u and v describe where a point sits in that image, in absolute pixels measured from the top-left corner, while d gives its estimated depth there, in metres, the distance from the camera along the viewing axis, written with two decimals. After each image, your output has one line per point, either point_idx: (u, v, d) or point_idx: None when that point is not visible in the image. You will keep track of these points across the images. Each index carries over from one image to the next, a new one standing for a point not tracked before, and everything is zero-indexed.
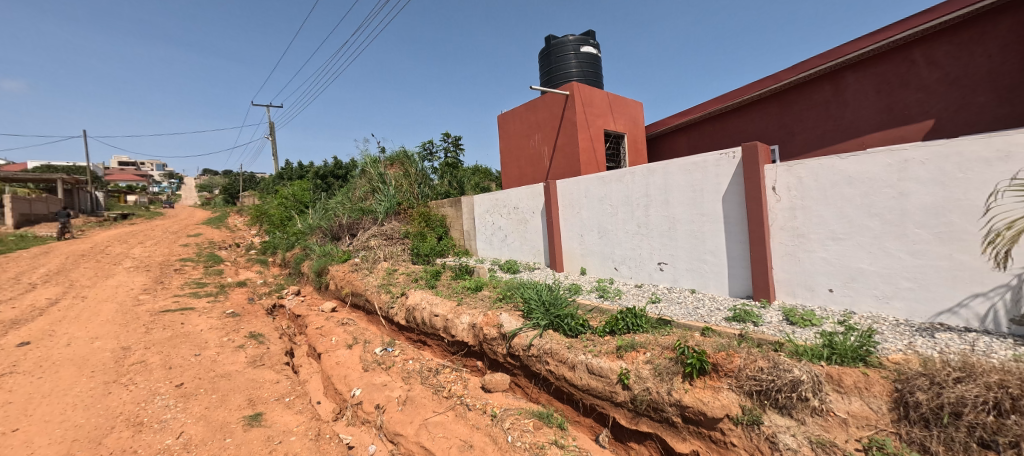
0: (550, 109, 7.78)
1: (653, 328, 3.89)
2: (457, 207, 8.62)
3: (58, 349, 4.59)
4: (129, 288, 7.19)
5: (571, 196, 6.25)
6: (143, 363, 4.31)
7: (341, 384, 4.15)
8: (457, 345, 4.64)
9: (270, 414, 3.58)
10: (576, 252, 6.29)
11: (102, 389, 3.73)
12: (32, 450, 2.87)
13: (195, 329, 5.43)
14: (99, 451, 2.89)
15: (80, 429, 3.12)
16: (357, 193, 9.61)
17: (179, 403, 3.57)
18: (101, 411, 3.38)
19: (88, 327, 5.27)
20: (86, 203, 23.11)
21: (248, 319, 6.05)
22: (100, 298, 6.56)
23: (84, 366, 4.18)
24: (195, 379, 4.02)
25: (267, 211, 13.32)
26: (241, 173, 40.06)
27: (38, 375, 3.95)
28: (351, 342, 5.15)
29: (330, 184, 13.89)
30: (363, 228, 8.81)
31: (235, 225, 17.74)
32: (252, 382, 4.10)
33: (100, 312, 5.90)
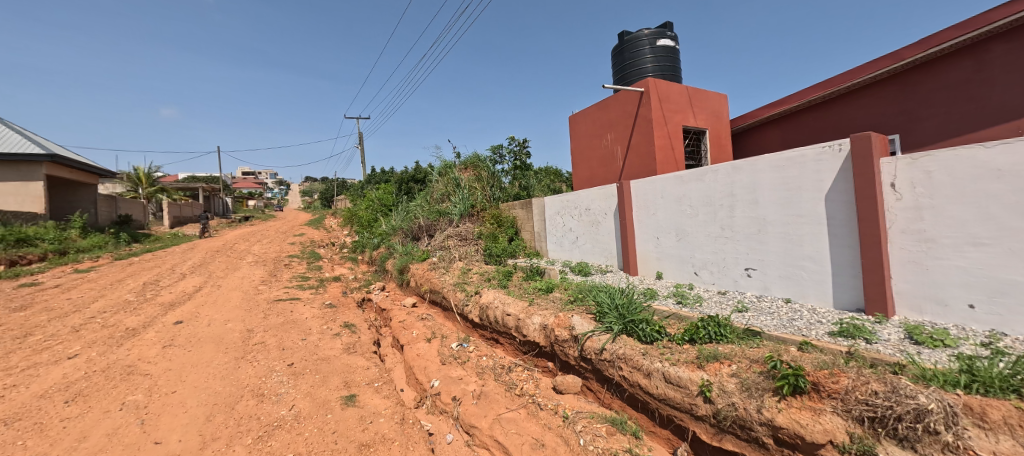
0: (623, 107, 7.55)
1: (739, 339, 3.60)
2: (528, 208, 8.72)
3: (202, 328, 5.55)
4: (251, 279, 8.46)
5: (646, 196, 6.01)
6: (263, 344, 5.05)
7: (422, 375, 4.45)
8: (529, 345, 4.72)
9: (362, 396, 3.97)
10: (651, 255, 6.04)
11: (233, 363, 4.44)
12: (187, 409, 3.51)
13: (301, 317, 6.21)
14: (233, 415, 3.45)
15: (219, 395, 3.76)
16: (434, 196, 10.22)
17: (291, 380, 4.13)
18: (233, 381, 4.04)
19: (222, 311, 6.31)
20: (218, 207, 27.65)
21: (342, 311, 6.76)
22: (230, 287, 7.80)
23: (220, 343, 5.02)
24: (302, 361, 4.60)
25: (357, 213, 14.72)
26: (336, 180, 44.89)
27: (189, 349, 4.82)
28: (429, 336, 5.49)
29: (410, 189, 14.90)
30: (440, 229, 9.32)
31: (330, 226, 19.87)
32: (346, 367, 4.58)
33: (231, 299, 7.02)
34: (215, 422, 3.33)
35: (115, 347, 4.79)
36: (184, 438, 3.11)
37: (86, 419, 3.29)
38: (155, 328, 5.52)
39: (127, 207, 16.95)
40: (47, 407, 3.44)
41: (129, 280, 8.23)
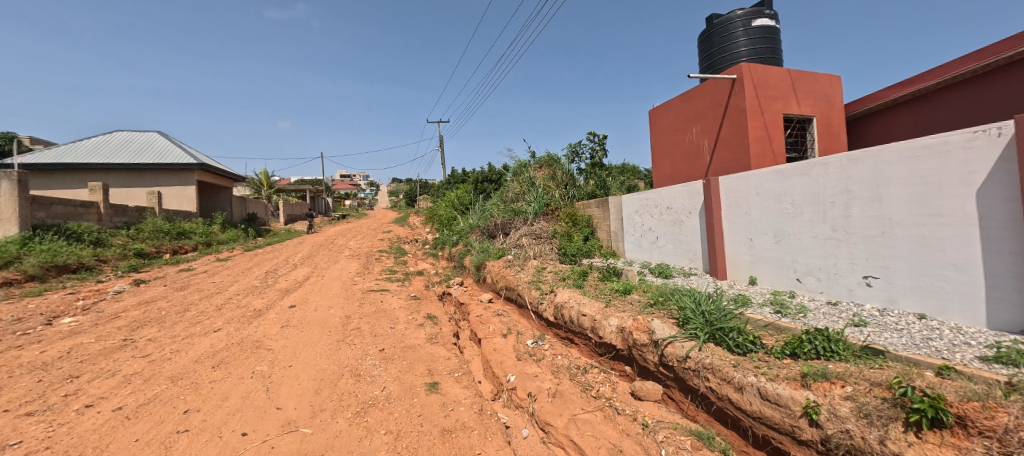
0: (712, 97, 6.98)
1: (856, 357, 3.13)
2: (604, 207, 8.47)
3: (310, 312, 6.33)
4: (348, 271, 9.44)
5: (739, 193, 5.50)
6: (359, 329, 5.60)
7: (498, 369, 4.57)
8: (605, 348, 4.59)
9: (444, 384, 4.21)
10: (743, 259, 5.51)
11: (336, 345, 5.00)
12: (300, 382, 4.03)
13: (390, 307, 6.77)
14: (336, 390, 3.88)
15: (324, 372, 4.26)
16: (510, 195, 10.44)
17: (382, 364, 4.53)
18: (336, 361, 4.55)
19: (325, 298, 7.13)
20: (321, 206, 31.25)
21: (425, 303, 7.22)
22: (332, 277, 8.79)
23: (324, 327, 5.68)
24: (392, 347, 5.02)
25: (438, 212, 15.61)
26: (419, 181, 48.10)
27: (301, 330, 5.54)
28: (505, 332, 5.63)
29: (486, 188, 15.39)
30: (515, 227, 9.48)
31: (414, 224, 21.33)
32: (429, 356, 4.89)
33: (332, 288, 7.91)
34: (321, 395, 3.78)
35: (245, 324, 5.68)
36: (298, 406, 3.56)
37: (227, 382, 3.94)
38: (275, 310, 6.43)
39: (253, 207, 19.94)
40: (200, 370, 4.19)
41: (255, 268, 9.70)
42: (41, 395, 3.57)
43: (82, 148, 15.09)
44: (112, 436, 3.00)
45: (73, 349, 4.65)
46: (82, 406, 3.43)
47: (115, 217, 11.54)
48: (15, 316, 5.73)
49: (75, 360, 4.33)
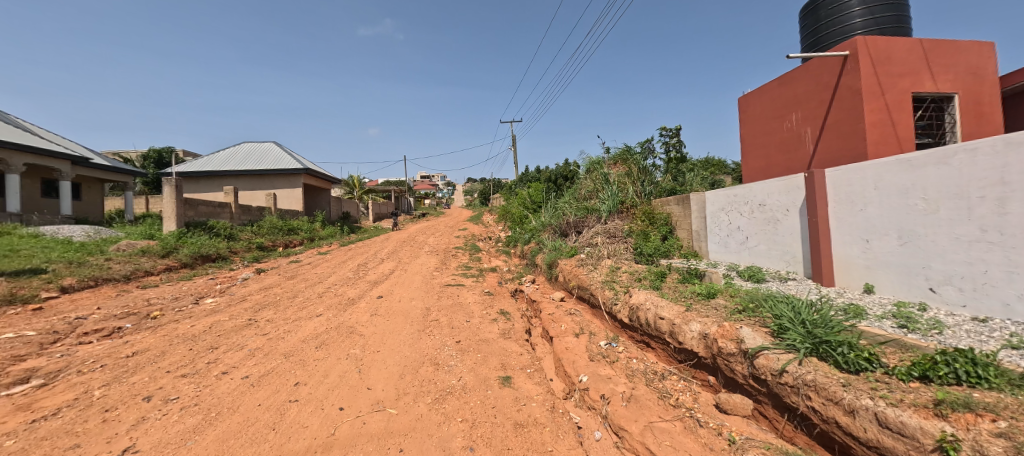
0: (817, 78, 6.16)
1: (1014, 387, 2.56)
2: (685, 205, 7.92)
3: (395, 303, 6.88)
4: (428, 266, 10.06)
5: (851, 187, 4.79)
6: (437, 321, 5.95)
7: (570, 368, 4.53)
8: (685, 354, 4.30)
9: (517, 379, 4.30)
10: (856, 263, 4.79)
11: (417, 334, 5.37)
12: (387, 366, 4.40)
13: (465, 301, 7.08)
14: (418, 377, 4.16)
15: (408, 358, 4.61)
16: (583, 193, 10.27)
17: (459, 355, 4.76)
18: (417, 349, 4.89)
19: (408, 291, 7.68)
20: (404, 205, 33.63)
21: (498, 299, 7.41)
22: (413, 272, 9.43)
23: (407, 317, 6.13)
24: (467, 340, 5.25)
25: (510, 210, 15.90)
26: (492, 180, 49.51)
27: (387, 319, 6.03)
28: (578, 331, 5.56)
29: (559, 186, 15.30)
30: (588, 225, 9.31)
31: (488, 222, 21.97)
32: (502, 350, 5.02)
33: (414, 281, 8.49)
34: (405, 380, 4.08)
35: (341, 311, 6.35)
36: (386, 388, 3.90)
37: (328, 361, 4.45)
38: (366, 300, 7.09)
39: (347, 206, 22.14)
40: (306, 349, 4.78)
41: (349, 262, 10.77)
42: (192, 361, 4.37)
43: (219, 158, 18.05)
44: (242, 399, 3.56)
45: (214, 325, 5.60)
46: (220, 372, 4.12)
47: (242, 215, 13.63)
48: (174, 296, 7.07)
49: (215, 334, 5.22)
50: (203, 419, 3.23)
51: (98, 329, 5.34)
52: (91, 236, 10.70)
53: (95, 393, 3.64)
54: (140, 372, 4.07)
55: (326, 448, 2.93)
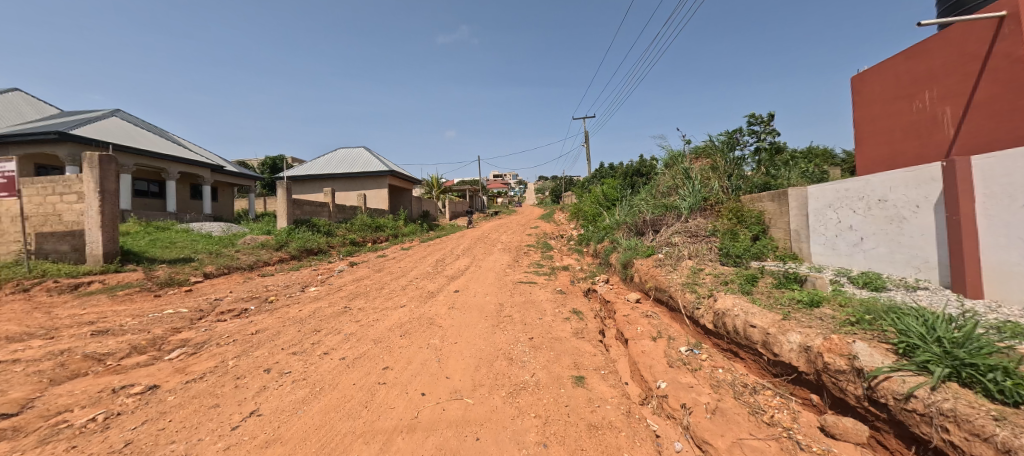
0: (960, 47, 5.13)
1: None
2: (781, 201, 7.08)
3: (470, 298, 7.16)
4: (501, 263, 10.31)
5: (1012, 178, 3.91)
6: (510, 317, 6.07)
7: (647, 373, 4.32)
8: (782, 368, 3.86)
9: (590, 380, 4.22)
10: (1017, 272, 3.91)
11: (492, 329, 5.54)
12: (464, 357, 4.60)
13: (538, 299, 7.14)
14: (492, 370, 4.29)
15: (483, 351, 4.77)
16: (661, 189, 9.75)
17: (532, 351, 4.81)
18: (492, 343, 5.04)
19: (482, 286, 7.95)
20: (478, 204, 34.83)
21: (570, 298, 7.34)
22: (487, 268, 9.74)
23: (482, 311, 6.34)
24: (540, 337, 5.29)
25: (583, 208, 15.64)
26: (564, 178, 49.19)
27: (463, 312, 6.31)
28: (655, 335, 5.29)
29: (634, 182, 14.69)
30: (666, 223, 8.81)
31: (560, 220, 21.82)
32: (575, 350, 4.96)
33: (488, 277, 8.77)
34: (480, 372, 4.23)
35: (422, 304, 6.78)
36: (463, 378, 4.08)
37: (411, 349, 4.79)
38: (443, 293, 7.48)
39: (426, 205, 23.55)
40: (392, 336, 5.19)
41: (429, 257, 11.46)
42: (300, 341, 4.99)
43: (320, 162, 20.33)
44: (340, 378, 3.98)
45: (316, 311, 6.34)
46: (322, 353, 4.64)
47: (338, 213, 15.21)
48: (286, 284, 8.13)
49: (317, 319, 5.90)
50: (309, 392, 3.67)
51: (230, 310, 6.34)
52: (225, 231, 12.73)
53: (228, 363, 4.33)
54: (261, 348, 4.76)
55: (411, 429, 3.14)
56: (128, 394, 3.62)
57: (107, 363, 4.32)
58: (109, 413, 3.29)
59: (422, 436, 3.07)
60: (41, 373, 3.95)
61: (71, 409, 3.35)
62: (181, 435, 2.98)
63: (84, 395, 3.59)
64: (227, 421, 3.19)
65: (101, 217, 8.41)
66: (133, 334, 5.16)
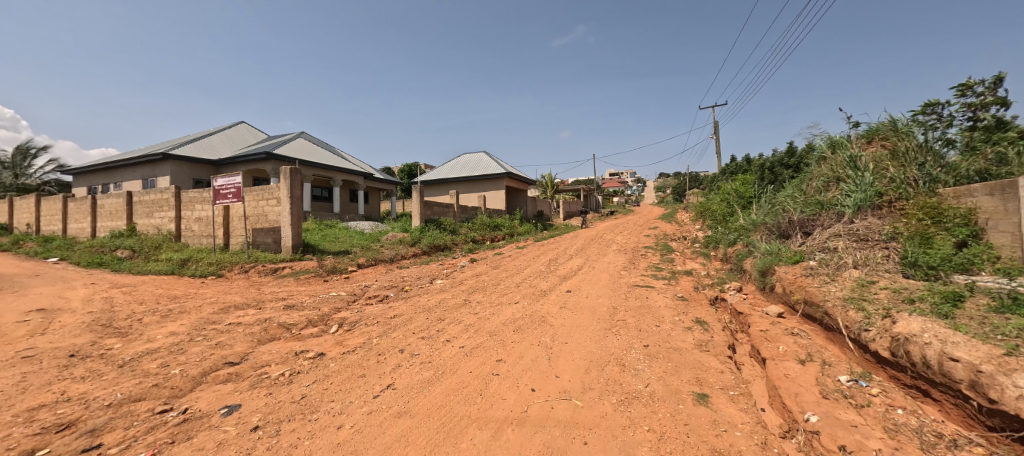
0: None
1: None
2: (1011, 195, 5.21)
3: (582, 299, 7.08)
4: (616, 265, 9.96)
5: None
6: (624, 321, 5.81)
7: (791, 401, 3.66)
8: (1003, 420, 2.87)
9: (715, 399, 3.76)
10: None
11: (604, 332, 5.38)
12: (574, 358, 4.57)
13: (655, 304, 6.67)
14: (603, 374, 4.16)
15: (593, 355, 4.66)
16: (816, 184, 8.18)
17: (647, 360, 4.52)
18: (604, 347, 4.89)
19: (595, 288, 7.79)
20: (592, 203, 34.34)
21: (694, 306, 6.66)
22: (601, 269, 9.51)
23: (594, 313, 6.21)
24: (656, 345, 4.93)
25: (710, 207, 14.13)
26: (688, 174, 45.52)
27: (575, 313, 6.26)
28: (803, 358, 4.46)
29: (777, 176, 12.66)
30: (820, 224, 7.37)
31: (683, 220, 20.09)
32: (698, 364, 4.49)
33: (601, 279, 8.55)
34: (591, 375, 4.14)
35: (535, 301, 6.96)
36: (572, 379, 4.05)
37: (523, 345, 4.95)
38: (556, 293, 7.55)
39: (541, 204, 24.11)
40: (506, 331, 5.44)
41: (542, 256, 11.68)
42: (427, 328, 5.58)
43: (447, 167, 22.43)
44: (459, 364, 4.34)
45: (442, 301, 7.02)
46: (445, 340, 5.12)
47: (462, 214, 16.59)
48: (418, 276, 9.20)
49: (442, 309, 6.52)
50: (433, 375, 4.08)
51: (375, 296, 7.46)
52: (373, 229, 15.01)
53: (373, 341, 5.10)
54: (397, 331, 5.48)
55: (520, 422, 3.25)
56: (304, 357, 4.54)
57: (292, 331, 5.50)
58: (292, 371, 4.18)
59: (530, 430, 3.14)
60: (253, 334, 5.23)
61: (269, 364, 4.35)
62: (338, 396, 3.61)
63: (277, 354, 4.62)
64: (371, 390, 3.75)
65: (291, 217, 10.72)
66: (309, 310, 6.46)
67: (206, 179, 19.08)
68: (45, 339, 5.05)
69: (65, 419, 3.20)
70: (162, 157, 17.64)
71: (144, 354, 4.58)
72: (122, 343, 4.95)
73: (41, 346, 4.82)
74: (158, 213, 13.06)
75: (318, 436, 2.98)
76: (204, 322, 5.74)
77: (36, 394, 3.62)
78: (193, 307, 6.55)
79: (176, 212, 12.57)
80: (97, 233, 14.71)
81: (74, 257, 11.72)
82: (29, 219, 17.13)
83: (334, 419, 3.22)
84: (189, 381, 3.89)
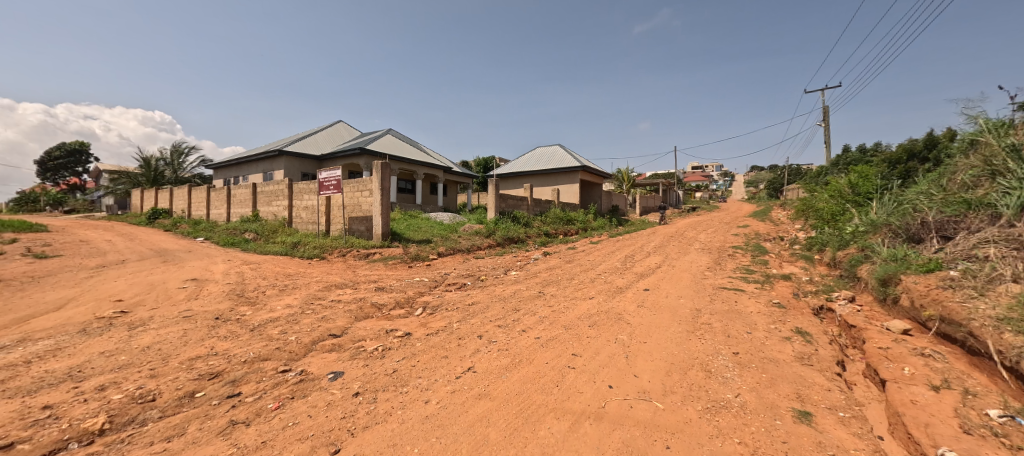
0: None
1: None
2: None
3: (662, 298, 6.76)
4: (699, 265, 9.32)
5: None
6: (709, 325, 5.43)
7: (920, 432, 3.13)
8: None
9: (821, 419, 3.36)
10: None
11: (687, 335, 5.08)
12: (654, 358, 4.40)
13: (746, 309, 6.12)
14: (686, 379, 3.95)
15: (675, 357, 4.43)
16: (962, 180, 6.81)
17: (736, 368, 4.18)
18: (686, 350, 4.63)
19: (675, 288, 7.38)
20: (672, 198, 32.42)
21: (794, 314, 5.98)
22: (682, 269, 8.96)
23: (675, 314, 5.90)
24: (748, 353, 4.55)
25: (815, 204, 12.52)
26: (786, 169, 40.93)
27: (654, 312, 6.01)
28: (938, 384, 3.78)
29: (906, 169, 10.76)
30: (966, 227, 6.12)
31: (779, 218, 18.04)
32: (799, 378, 4.03)
33: (683, 279, 8.06)
34: (673, 378, 3.95)
35: (610, 297, 6.80)
36: (652, 380, 3.90)
37: (599, 341, 4.87)
38: (633, 290, 7.30)
39: (617, 199, 23.37)
40: (581, 325, 5.41)
41: (617, 252, 11.34)
42: (504, 316, 5.76)
43: (522, 161, 22.69)
44: (536, 354, 4.42)
45: (517, 292, 7.19)
46: (521, 330, 5.24)
47: (536, 207, 16.72)
48: (493, 267, 9.51)
49: (517, 299, 6.68)
50: (510, 362, 4.21)
51: (454, 283, 7.87)
52: (452, 220, 15.77)
53: (454, 325, 5.40)
54: (475, 318, 5.74)
55: (598, 417, 3.22)
56: (394, 335, 4.97)
57: (382, 310, 6.05)
58: (385, 346, 4.60)
59: (608, 427, 3.10)
60: (351, 311, 5.85)
61: (365, 339, 4.83)
62: (425, 373, 3.90)
63: (372, 331, 5.11)
64: (453, 370, 3.99)
65: (381, 207, 11.70)
66: (397, 293, 7.04)
67: (312, 173, 21.59)
68: (197, 303, 6.18)
69: (214, 369, 3.88)
70: (278, 153, 20.29)
71: (268, 321, 5.37)
72: (252, 311, 5.87)
73: (195, 309, 5.89)
74: (275, 202, 15.10)
75: (409, 407, 3.25)
76: (312, 298, 6.56)
77: (194, 347, 4.43)
78: (303, 284, 7.50)
79: (289, 201, 14.42)
80: (230, 218, 17.47)
81: (215, 237, 14.07)
82: (183, 205, 20.89)
83: (422, 394, 3.49)
84: (302, 348, 4.48)
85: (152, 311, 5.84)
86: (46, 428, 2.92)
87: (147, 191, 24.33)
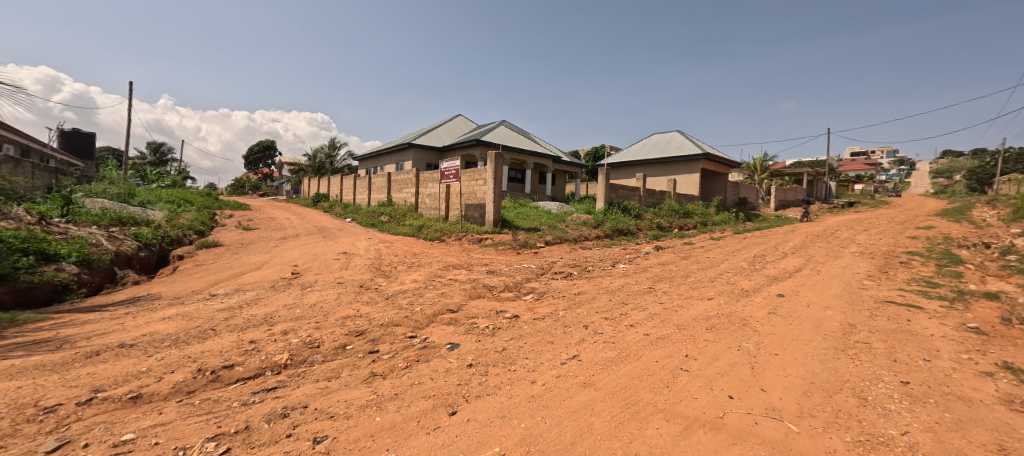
0: None
1: None
2: None
3: (801, 307, 5.81)
4: (855, 271, 7.75)
5: None
6: (867, 345, 4.50)
7: None
8: None
9: None
10: None
11: (834, 353, 4.30)
12: (788, 374, 3.84)
13: (924, 331, 4.89)
14: (831, 403, 3.36)
15: (817, 377, 3.79)
16: None
17: (905, 401, 3.40)
18: (833, 370, 3.92)
19: (821, 296, 6.26)
20: (820, 191, 27.33)
21: (1002, 344, 4.57)
22: (831, 275, 7.55)
23: (819, 327, 5.03)
24: (923, 385, 3.65)
25: None
26: (1000, 154, 31.04)
27: (790, 322, 5.21)
28: None
29: None
30: None
31: (984, 218, 13.86)
32: (1005, 426, 3.10)
33: (831, 286, 6.80)
34: (812, 400, 3.40)
35: (734, 300, 6.11)
36: (784, 398, 3.42)
37: (718, 346, 4.43)
38: (763, 294, 6.43)
39: (745, 191, 20.68)
40: (697, 327, 4.98)
41: (744, 251, 10.08)
42: (611, 309, 5.62)
43: (636, 149, 21.54)
44: (644, 351, 4.24)
45: (625, 286, 6.94)
46: (629, 324, 5.06)
47: (648, 198, 15.81)
48: (601, 258, 9.32)
49: (625, 293, 6.45)
50: (616, 356, 4.12)
51: (561, 272, 7.95)
52: (559, 209, 15.87)
53: (559, 313, 5.48)
54: (581, 308, 5.72)
55: (714, 427, 2.96)
56: (504, 316, 5.27)
57: (493, 292, 6.44)
58: (495, 326, 4.91)
59: (726, 439, 2.84)
60: (466, 291, 6.36)
61: (478, 317, 5.22)
62: (531, 355, 4.06)
63: (483, 310, 5.50)
64: (558, 356, 4.07)
65: (494, 195, 12.37)
66: (507, 277, 7.41)
67: (435, 163, 23.81)
68: (347, 273, 7.42)
69: (359, 329, 4.63)
70: (408, 146, 22.84)
71: (399, 292, 6.17)
72: (386, 282, 6.80)
73: (346, 277, 7.07)
74: (405, 189, 17.11)
75: (516, 384, 3.45)
76: (434, 276, 7.31)
77: (345, 309, 5.35)
78: (427, 263, 8.41)
79: (416, 188, 16.19)
80: (371, 203, 20.38)
81: (360, 218, 16.61)
82: (337, 191, 25.06)
83: (528, 374, 3.65)
84: (425, 319, 5.05)
85: (316, 276, 7.21)
86: (253, 357, 3.86)
87: (314, 180, 29.80)
